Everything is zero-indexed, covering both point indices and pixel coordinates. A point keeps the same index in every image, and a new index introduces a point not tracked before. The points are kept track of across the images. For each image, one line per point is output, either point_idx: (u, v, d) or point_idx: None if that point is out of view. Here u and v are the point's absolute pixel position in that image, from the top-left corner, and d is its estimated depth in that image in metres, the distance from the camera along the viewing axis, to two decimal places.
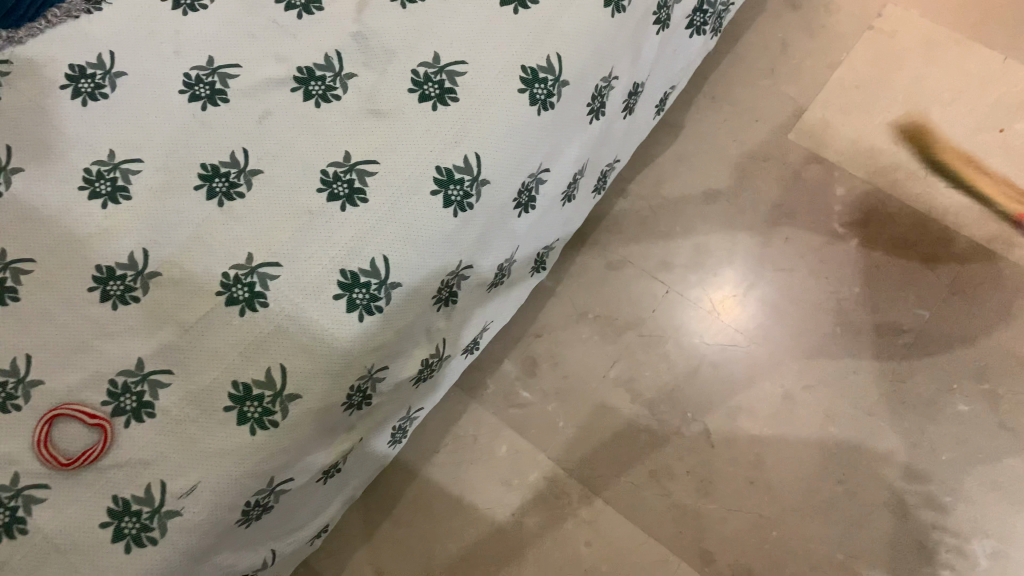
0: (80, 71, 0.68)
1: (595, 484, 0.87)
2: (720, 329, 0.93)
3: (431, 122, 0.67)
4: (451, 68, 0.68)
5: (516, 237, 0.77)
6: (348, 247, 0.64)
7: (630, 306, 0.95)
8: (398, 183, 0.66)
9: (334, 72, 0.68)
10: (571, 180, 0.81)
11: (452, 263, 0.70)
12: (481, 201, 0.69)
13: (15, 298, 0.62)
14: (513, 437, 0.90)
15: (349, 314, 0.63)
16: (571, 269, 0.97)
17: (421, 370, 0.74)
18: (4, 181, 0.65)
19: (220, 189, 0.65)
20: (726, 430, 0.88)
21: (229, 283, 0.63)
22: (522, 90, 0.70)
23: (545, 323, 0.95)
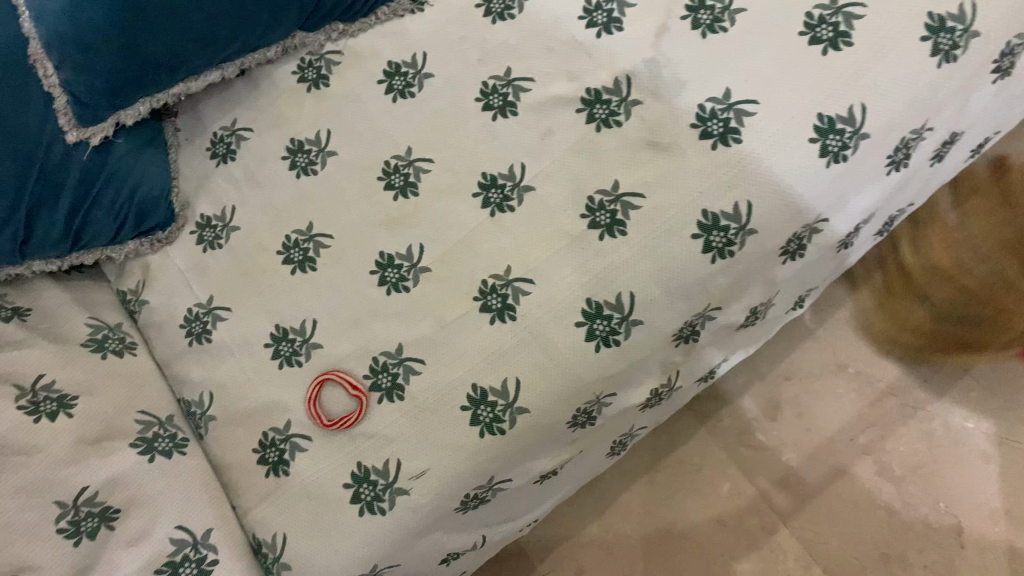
0: (396, 68, 0.76)
1: (816, 546, 0.92)
2: (988, 422, 0.96)
3: (707, 161, 0.65)
4: (740, 106, 0.65)
5: (773, 283, 0.72)
6: (599, 277, 0.65)
7: (896, 373, 0.99)
8: (661, 221, 0.65)
9: (620, 96, 0.69)
10: (853, 229, 0.74)
11: (700, 306, 0.68)
12: (744, 251, 0.66)
13: (313, 267, 0.72)
14: (738, 478, 0.96)
15: (587, 342, 0.65)
16: (839, 315, 1.03)
17: (649, 399, 0.74)
18: (320, 160, 0.76)
19: (495, 199, 0.70)
20: (977, 531, 0.91)
21: (485, 291, 0.67)
22: (813, 139, 0.65)
23: (796, 368, 1.01)
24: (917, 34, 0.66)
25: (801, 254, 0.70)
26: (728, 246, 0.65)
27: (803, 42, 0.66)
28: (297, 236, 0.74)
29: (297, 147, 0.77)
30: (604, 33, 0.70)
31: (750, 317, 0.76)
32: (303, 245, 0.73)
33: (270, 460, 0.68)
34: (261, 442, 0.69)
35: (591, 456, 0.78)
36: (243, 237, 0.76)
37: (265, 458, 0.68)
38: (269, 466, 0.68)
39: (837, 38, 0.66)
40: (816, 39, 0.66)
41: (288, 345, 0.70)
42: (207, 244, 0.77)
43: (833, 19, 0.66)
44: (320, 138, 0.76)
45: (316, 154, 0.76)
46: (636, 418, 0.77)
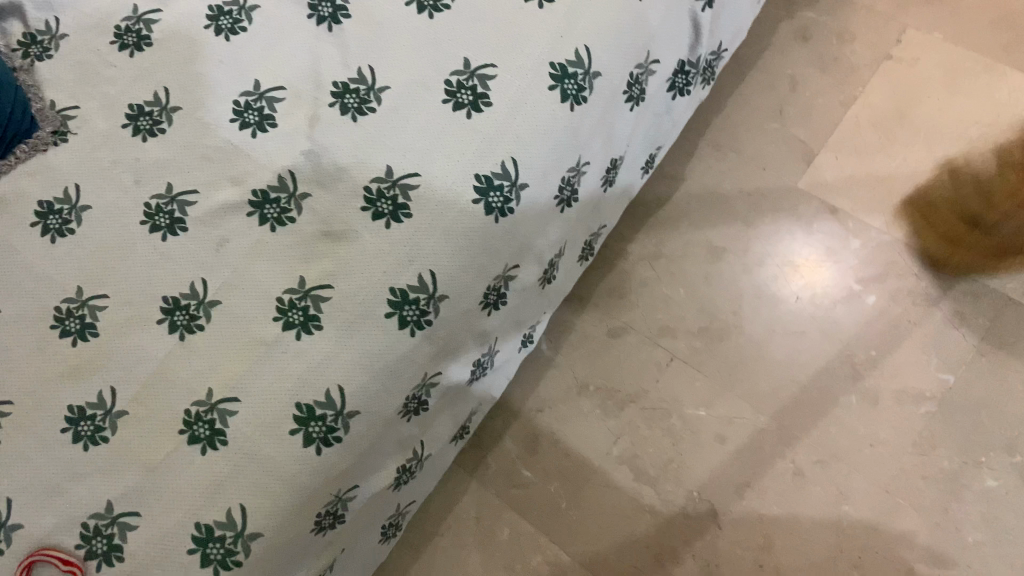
0: (140, 109, 0.72)
1: (637, 523, 0.86)
2: (776, 351, 0.89)
3: (467, 130, 0.68)
4: (481, 72, 0.69)
5: (564, 230, 0.77)
6: (399, 262, 0.66)
7: (678, 337, 0.92)
8: (441, 191, 0.67)
9: (367, 84, 0.69)
10: (611, 164, 0.79)
11: (498, 268, 0.71)
12: (522, 205, 0.69)
13: (95, 334, 0.67)
14: (548, 465, 0.90)
15: (401, 330, 0.66)
16: (610, 286, 0.95)
17: (474, 371, 0.76)
18: (75, 218, 0.70)
19: (272, 214, 0.68)
20: (788, 470, 0.85)
21: (284, 308, 0.65)
22: (553, 86, 0.69)
23: (582, 354, 0.93)
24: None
25: (574, 198, 0.75)
26: (506, 204, 0.68)
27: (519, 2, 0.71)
28: (68, 305, 0.68)
29: (46, 210, 0.70)
30: (332, 25, 0.72)
31: (548, 272, 0.79)
32: (77, 313, 0.67)
33: (98, 551, 0.62)
34: (82, 535, 0.62)
35: (441, 446, 0.80)
36: (3, 321, 0.68)
37: (91, 550, 0.62)
38: (99, 558, 0.62)
39: None
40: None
41: (89, 423, 0.65)
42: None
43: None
44: (70, 196, 0.70)
45: (68, 213, 0.70)
46: (469, 400, 0.80)
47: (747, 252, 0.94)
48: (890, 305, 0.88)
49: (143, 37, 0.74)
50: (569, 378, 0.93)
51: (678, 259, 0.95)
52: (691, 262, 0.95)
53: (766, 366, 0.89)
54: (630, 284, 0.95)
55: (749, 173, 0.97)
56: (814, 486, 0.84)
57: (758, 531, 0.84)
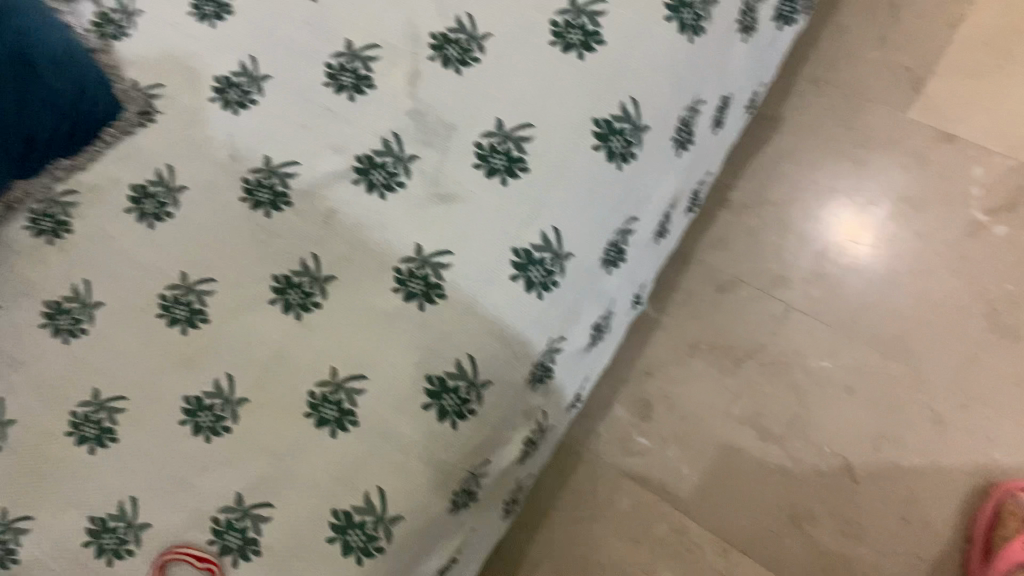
0: (227, 81, 0.68)
1: (765, 484, 0.82)
2: (901, 293, 0.84)
3: (581, 72, 0.63)
4: (590, 8, 0.64)
5: (678, 178, 0.72)
6: (520, 220, 0.61)
7: (792, 285, 0.87)
8: (559, 140, 0.62)
9: (468, 33, 0.65)
10: (721, 103, 0.74)
11: (619, 221, 0.66)
12: (643, 149, 0.65)
13: (205, 320, 0.63)
14: (664, 430, 0.86)
15: (528, 293, 0.61)
16: (713, 237, 0.91)
17: (594, 336, 0.72)
18: (172, 201, 0.66)
19: (380, 179, 0.64)
20: (928, 417, 0.80)
21: (403, 278, 0.61)
22: (669, 17, 0.64)
23: (690, 311, 0.89)
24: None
25: (689, 141, 0.71)
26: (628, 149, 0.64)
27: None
28: (174, 292, 0.64)
29: (141, 194, 0.67)
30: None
31: (661, 225, 0.74)
32: (184, 300, 0.64)
33: (232, 546, 0.58)
34: (213, 531, 0.59)
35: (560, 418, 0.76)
36: (108, 314, 0.65)
37: (225, 546, 0.58)
38: (234, 555, 0.58)
39: None
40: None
41: (208, 413, 0.61)
42: (67, 334, 0.65)
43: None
44: (164, 178, 0.67)
45: (164, 195, 0.66)
46: (588, 367, 0.75)
47: (858, 192, 0.88)
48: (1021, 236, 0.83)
49: (222, 6, 0.70)
50: (678, 338, 0.88)
51: (783, 205, 0.90)
52: (799, 206, 0.89)
53: (891, 310, 0.83)
54: (734, 235, 0.90)
55: (853, 108, 0.91)
56: (957, 433, 0.79)
57: (901, 483, 0.78)
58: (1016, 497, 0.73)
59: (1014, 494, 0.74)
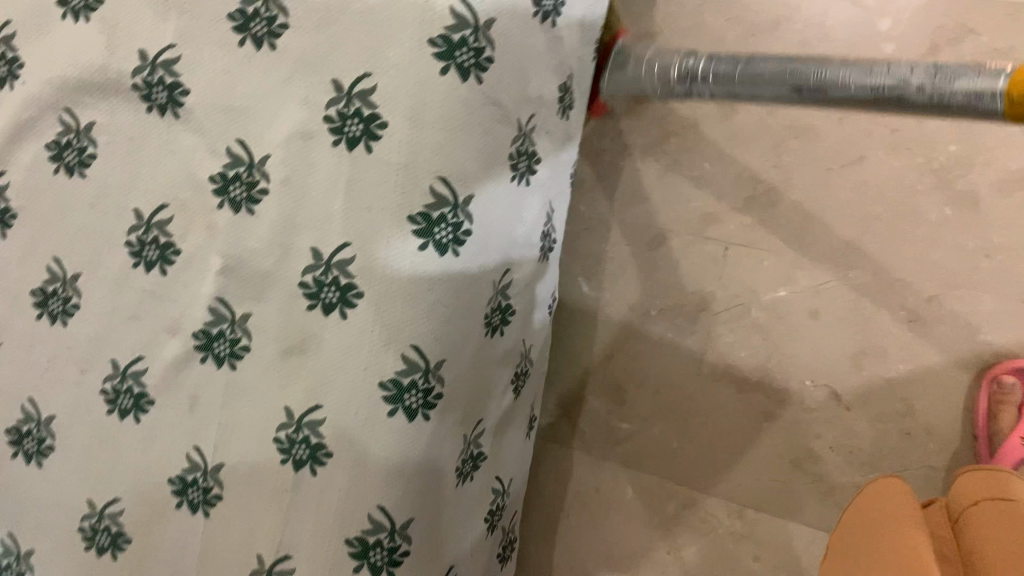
0: (44, 292, 0.64)
1: (758, 435, 0.78)
2: (838, 192, 0.74)
3: (375, 167, 0.55)
4: (359, 89, 0.54)
5: (541, 193, 0.65)
6: (375, 352, 0.55)
7: (724, 219, 0.79)
8: (380, 255, 0.55)
9: (246, 163, 0.57)
10: (562, 90, 0.64)
11: (486, 293, 0.60)
12: (476, 220, 0.57)
13: (128, 540, 0.61)
14: (643, 409, 0.82)
15: (413, 422, 0.56)
16: (628, 191, 0.82)
17: (517, 384, 0.68)
18: (48, 432, 0.64)
19: (224, 350, 0.59)
20: (903, 320, 0.73)
21: (287, 447, 0.57)
22: (444, 69, 0.54)
23: (630, 278, 0.83)
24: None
25: (535, 158, 0.62)
26: (459, 230, 0.56)
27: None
28: (90, 521, 0.63)
29: (18, 434, 0.65)
30: (176, 109, 0.58)
31: (545, 241, 0.68)
32: (102, 526, 0.62)
33: None
34: None
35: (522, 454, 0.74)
36: (47, 556, 0.65)
37: None
38: None
39: None
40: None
41: None
42: None
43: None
44: (30, 412, 0.65)
45: (37, 430, 0.65)
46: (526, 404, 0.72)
47: None
48: None
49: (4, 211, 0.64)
50: (627, 309, 0.83)
51: (689, 131, 0.80)
52: (705, 126, 0.79)
53: (834, 212, 0.75)
54: (648, 181, 0.82)
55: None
56: (937, 327, 0.72)
57: (894, 397, 0.73)
58: (1002, 382, 0.68)
59: (999, 377, 0.69)
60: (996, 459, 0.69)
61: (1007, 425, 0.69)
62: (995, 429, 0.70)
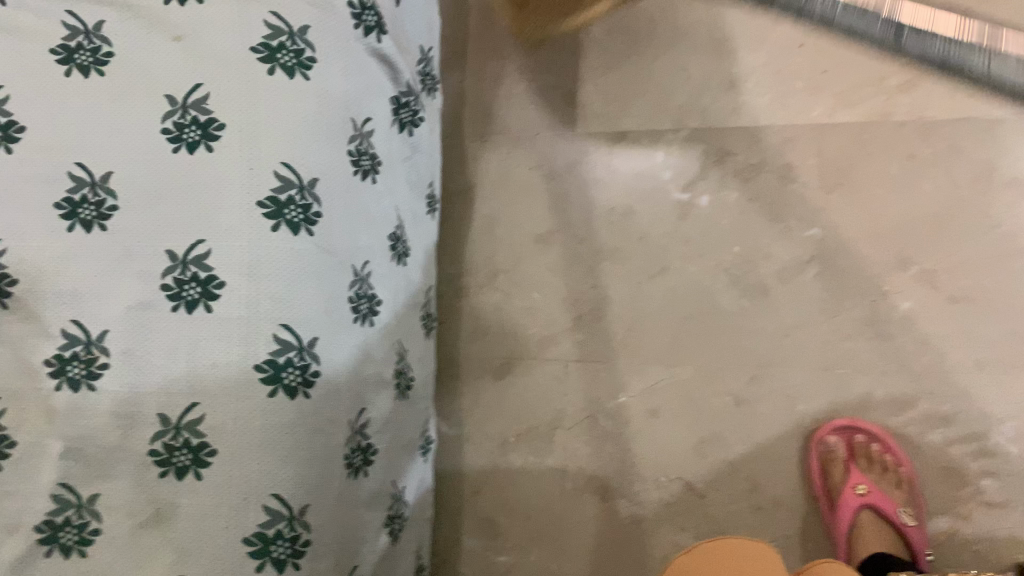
0: None
1: (628, 539, 0.80)
2: (651, 300, 0.83)
3: (217, 325, 0.57)
4: (193, 255, 0.57)
5: (387, 335, 0.68)
6: (235, 507, 0.55)
7: (559, 340, 0.85)
8: (230, 408, 0.56)
9: (85, 339, 0.56)
10: (393, 238, 0.70)
11: (345, 432, 0.62)
12: (324, 360, 0.60)
13: None
14: (516, 538, 0.83)
15: (282, 572, 0.56)
16: (469, 329, 0.88)
17: (392, 526, 0.68)
18: None
19: (71, 540, 0.54)
20: (731, 404, 0.80)
21: None
22: (275, 226, 0.58)
23: (483, 412, 0.86)
24: (261, 70, 0.60)
25: (376, 302, 0.66)
26: (307, 371, 0.58)
27: (182, 156, 0.58)
28: None
29: None
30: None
31: (399, 381, 0.71)
32: None
33: None
34: None
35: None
36: None
37: None
38: None
39: (206, 129, 0.59)
40: (189, 145, 0.59)
41: None
42: None
43: (188, 117, 0.59)
44: None
45: None
46: (404, 551, 0.72)
47: (571, 223, 0.86)
48: (725, 195, 0.83)
49: None
50: (485, 442, 0.85)
51: (514, 267, 0.87)
52: (527, 261, 0.87)
53: (652, 319, 0.83)
54: (485, 317, 0.87)
55: (526, 146, 0.89)
56: (760, 405, 0.79)
57: (739, 476, 0.79)
58: (828, 440, 0.76)
59: (825, 437, 0.77)
60: (838, 511, 0.76)
61: (839, 479, 0.76)
62: (832, 485, 0.77)
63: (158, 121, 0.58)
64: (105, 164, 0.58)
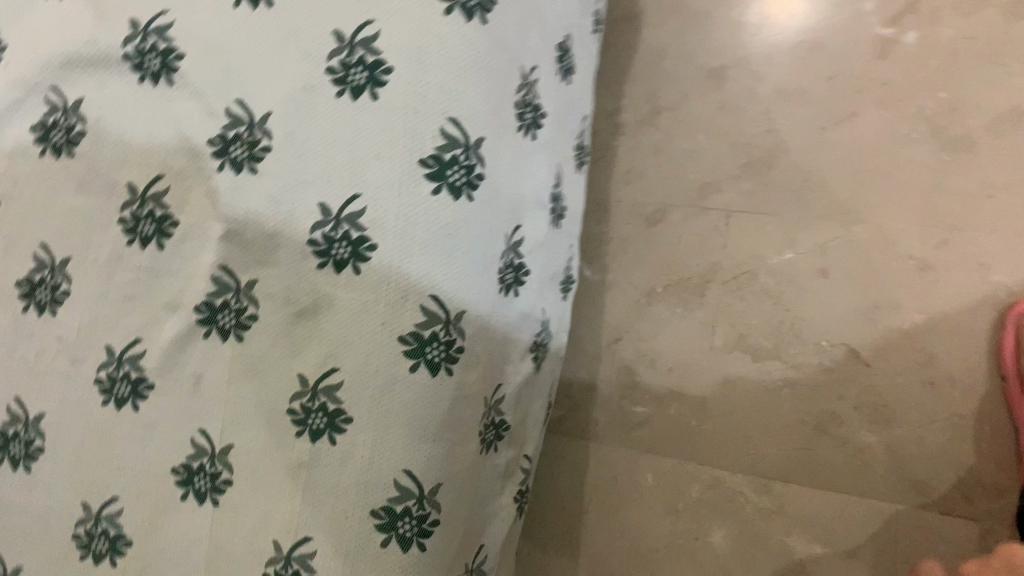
0: (31, 282, 0.60)
1: (778, 401, 0.76)
2: (832, 149, 0.75)
3: (383, 114, 0.53)
4: (361, 39, 0.54)
5: (551, 155, 0.63)
6: (391, 302, 0.53)
7: (722, 187, 0.78)
8: (392, 201, 0.53)
9: (247, 124, 0.55)
10: (562, 48, 0.64)
11: (504, 243, 0.58)
12: (489, 163, 0.56)
13: (126, 543, 0.57)
14: (655, 389, 0.80)
15: (435, 376, 0.54)
16: (623, 171, 0.82)
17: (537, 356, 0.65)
18: (35, 435, 0.60)
19: (229, 322, 0.56)
20: (913, 270, 0.72)
21: (302, 417, 0.54)
22: (447, 10, 0.54)
23: (631, 258, 0.81)
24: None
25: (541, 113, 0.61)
26: (472, 172, 0.55)
27: None
28: (85, 526, 0.58)
29: (3, 440, 0.61)
30: (169, 75, 0.56)
31: (557, 207, 0.66)
32: (98, 530, 0.58)
33: None
34: None
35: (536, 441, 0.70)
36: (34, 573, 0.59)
37: None
38: None
39: None
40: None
41: None
42: None
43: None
44: (15, 415, 0.60)
45: (24, 433, 0.60)
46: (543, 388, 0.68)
47: (749, 58, 0.78)
48: (934, 34, 0.73)
49: None
50: (631, 291, 0.81)
51: (679, 105, 0.80)
52: (694, 99, 0.80)
53: (831, 170, 0.75)
54: (641, 159, 0.81)
55: None
56: (946, 273, 0.71)
57: (912, 348, 0.72)
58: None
59: None
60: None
61: None
62: None
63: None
64: None
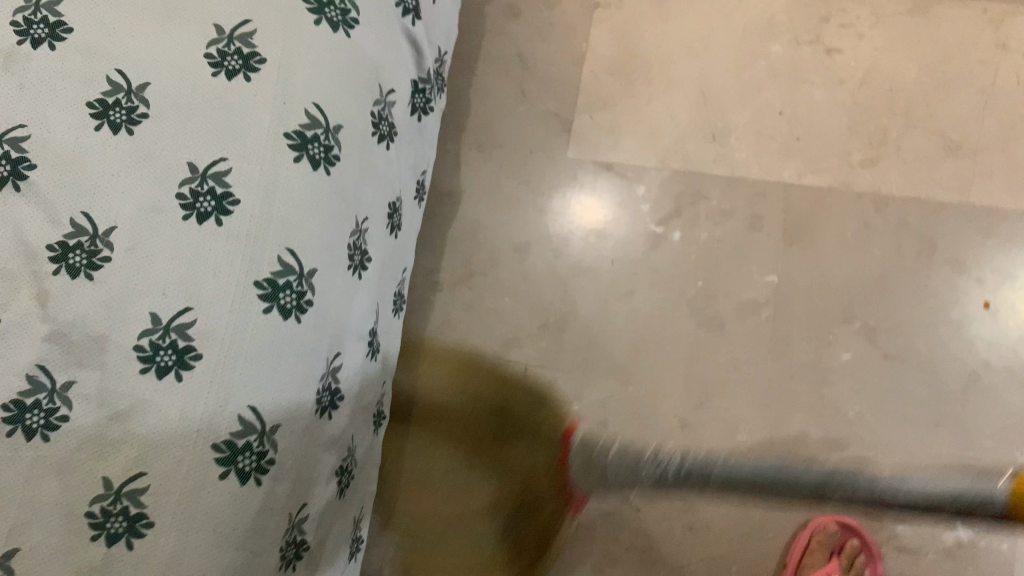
0: None
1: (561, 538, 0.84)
2: (615, 321, 0.88)
3: (225, 240, 0.56)
4: (214, 169, 0.56)
5: (368, 293, 0.70)
6: (208, 416, 0.54)
7: (522, 344, 0.88)
8: (223, 321, 0.55)
9: (90, 233, 0.51)
10: (392, 207, 0.74)
11: (323, 365, 0.63)
12: (317, 293, 0.62)
13: None
14: (454, 527, 0.85)
15: (245, 485, 0.56)
16: (436, 322, 0.90)
17: (340, 480, 0.69)
18: None
19: (37, 422, 0.49)
20: (678, 426, 0.84)
21: (100, 521, 0.50)
22: (297, 157, 0.60)
23: (438, 402, 0.89)
24: (308, 19, 0.62)
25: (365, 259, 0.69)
26: (302, 298, 0.60)
27: (219, 81, 0.57)
28: None
29: None
30: (16, 183, 0.50)
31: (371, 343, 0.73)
32: None
33: None
34: None
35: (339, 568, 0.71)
36: None
37: None
38: None
39: (247, 60, 0.58)
40: (229, 72, 0.58)
41: None
42: None
43: (232, 47, 0.58)
44: None
45: None
46: (348, 508, 0.72)
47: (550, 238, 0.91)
48: (696, 234, 0.89)
49: None
50: (435, 432, 0.88)
51: (489, 270, 0.91)
52: (500, 267, 0.91)
53: (614, 337, 0.87)
54: (454, 313, 0.90)
55: (518, 163, 0.94)
56: (703, 430, 0.84)
57: (674, 495, 0.83)
58: (828, 526, 0.80)
59: (826, 523, 0.81)
60: None
61: (815, 564, 0.79)
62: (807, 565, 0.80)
63: (202, 45, 0.57)
64: (147, 72, 0.55)
